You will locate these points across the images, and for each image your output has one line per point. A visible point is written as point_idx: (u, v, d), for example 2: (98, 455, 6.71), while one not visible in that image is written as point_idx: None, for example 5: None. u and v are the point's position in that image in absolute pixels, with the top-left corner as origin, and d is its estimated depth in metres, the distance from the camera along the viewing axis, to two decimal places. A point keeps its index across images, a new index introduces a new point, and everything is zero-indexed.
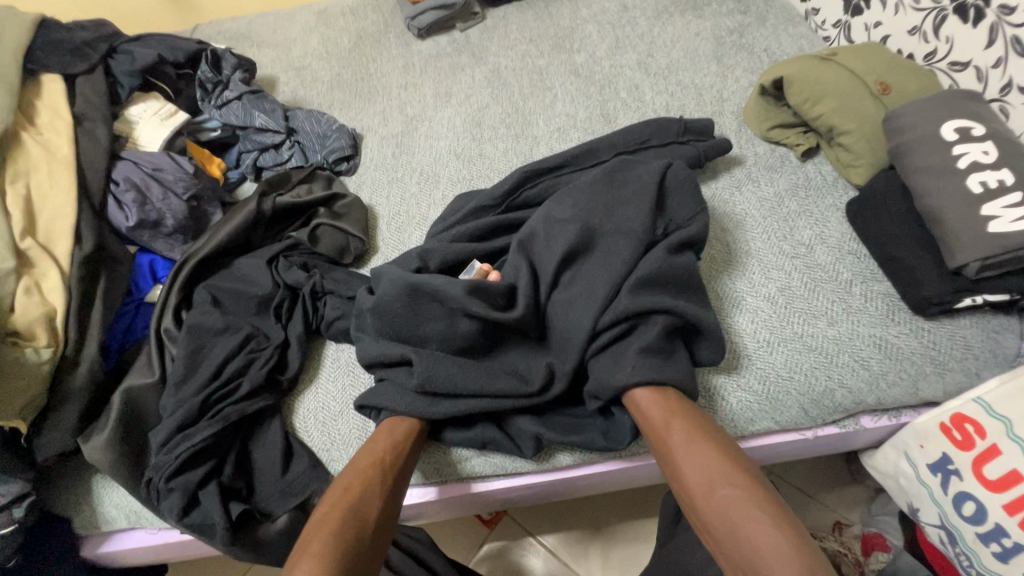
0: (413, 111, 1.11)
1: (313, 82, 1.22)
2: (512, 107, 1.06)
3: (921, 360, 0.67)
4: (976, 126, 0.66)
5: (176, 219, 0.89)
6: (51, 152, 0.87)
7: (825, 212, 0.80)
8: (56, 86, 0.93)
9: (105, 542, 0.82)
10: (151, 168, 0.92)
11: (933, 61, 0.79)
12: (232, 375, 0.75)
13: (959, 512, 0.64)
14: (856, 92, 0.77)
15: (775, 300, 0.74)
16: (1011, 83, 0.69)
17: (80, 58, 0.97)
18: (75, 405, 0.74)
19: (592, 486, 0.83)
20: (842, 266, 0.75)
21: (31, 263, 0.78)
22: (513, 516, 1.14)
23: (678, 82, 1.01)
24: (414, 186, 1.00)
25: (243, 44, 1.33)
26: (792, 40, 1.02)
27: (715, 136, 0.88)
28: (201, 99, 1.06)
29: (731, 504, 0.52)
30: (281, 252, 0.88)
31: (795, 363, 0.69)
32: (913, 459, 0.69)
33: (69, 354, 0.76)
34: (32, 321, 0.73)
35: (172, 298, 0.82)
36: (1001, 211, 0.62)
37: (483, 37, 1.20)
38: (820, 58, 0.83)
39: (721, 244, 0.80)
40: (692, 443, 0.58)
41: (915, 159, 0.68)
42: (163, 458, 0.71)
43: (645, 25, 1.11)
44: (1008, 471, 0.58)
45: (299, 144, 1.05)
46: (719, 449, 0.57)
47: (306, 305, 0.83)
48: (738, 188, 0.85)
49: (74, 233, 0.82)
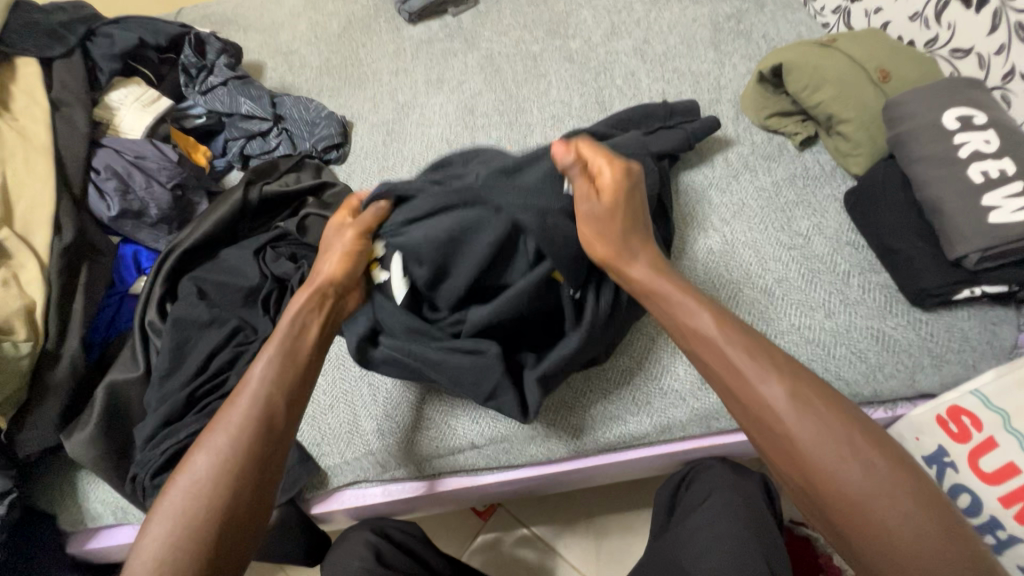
0: (405, 98, 1.08)
1: (301, 68, 1.18)
2: (506, 93, 1.04)
3: (918, 352, 0.67)
4: (977, 114, 0.65)
5: (159, 209, 0.87)
6: (27, 139, 0.84)
7: (823, 202, 0.79)
8: (32, 70, 0.89)
9: (91, 539, 0.80)
10: (133, 156, 0.89)
11: (935, 47, 0.78)
12: (219, 368, 0.73)
13: (953, 505, 0.62)
14: (856, 80, 0.76)
15: (772, 291, 0.73)
16: (1013, 70, 0.68)
17: (57, 41, 0.93)
18: (56, 400, 0.72)
19: (586, 479, 0.82)
20: (840, 257, 0.74)
21: (9, 254, 0.76)
22: (506, 508, 1.13)
23: (674, 69, 0.99)
24: (406, 174, 0.98)
25: (229, 28, 1.29)
26: (790, 26, 1.00)
27: (701, 117, 0.87)
28: (185, 85, 1.03)
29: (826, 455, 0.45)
30: (268, 243, 0.86)
31: (792, 356, 0.69)
32: (907, 452, 0.66)
33: (49, 348, 0.74)
34: (10, 314, 0.71)
35: (156, 290, 0.80)
36: (1001, 202, 0.61)
37: (476, 22, 1.17)
38: (819, 44, 0.81)
39: (716, 235, 0.79)
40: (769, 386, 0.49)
41: (915, 149, 0.67)
42: (148, 454, 0.69)
43: (641, 10, 1.09)
44: (1005, 463, 0.58)
45: (287, 132, 1.03)
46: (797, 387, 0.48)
47: (295, 296, 0.79)
48: (736, 177, 0.83)
49: (53, 223, 0.79)
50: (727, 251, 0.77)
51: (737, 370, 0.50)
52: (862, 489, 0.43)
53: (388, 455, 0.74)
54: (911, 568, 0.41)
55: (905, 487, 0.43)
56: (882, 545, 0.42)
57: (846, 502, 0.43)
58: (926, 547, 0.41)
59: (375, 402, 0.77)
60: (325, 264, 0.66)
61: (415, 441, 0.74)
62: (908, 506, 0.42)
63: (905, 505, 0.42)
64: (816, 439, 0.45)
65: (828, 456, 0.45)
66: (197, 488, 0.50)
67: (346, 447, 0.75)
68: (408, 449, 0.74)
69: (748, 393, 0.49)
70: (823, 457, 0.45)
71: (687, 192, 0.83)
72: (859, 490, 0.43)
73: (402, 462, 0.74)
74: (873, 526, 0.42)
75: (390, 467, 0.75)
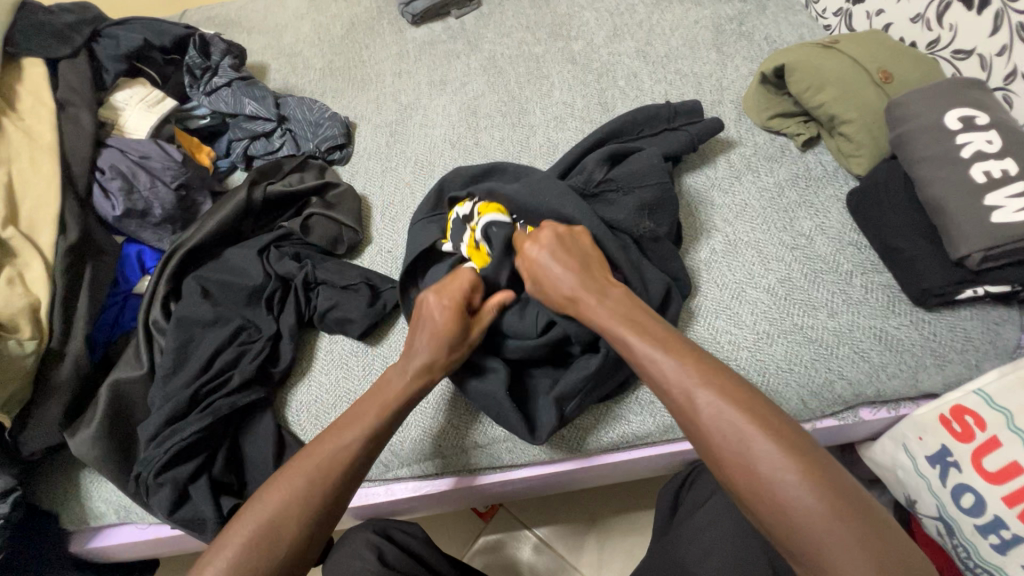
0: (408, 100, 1.09)
1: (305, 70, 1.19)
2: (508, 95, 1.04)
3: (921, 352, 0.67)
4: (980, 114, 0.65)
5: (164, 209, 0.87)
6: (33, 139, 0.84)
7: (826, 203, 0.79)
8: (39, 71, 0.90)
9: (94, 537, 0.81)
10: (138, 156, 0.90)
11: (937, 49, 0.78)
12: (223, 367, 0.74)
13: (957, 504, 0.63)
14: (858, 81, 0.76)
15: (775, 291, 0.73)
16: (1015, 70, 0.68)
17: (63, 41, 0.94)
18: (61, 399, 0.73)
19: (589, 479, 0.82)
20: (842, 257, 0.74)
21: (14, 253, 0.76)
22: (508, 509, 1.13)
23: (676, 71, 0.99)
24: (409, 175, 0.98)
25: (233, 30, 1.30)
26: (792, 28, 1.01)
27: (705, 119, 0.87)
28: (190, 86, 1.04)
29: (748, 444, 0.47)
30: (272, 243, 0.86)
31: (795, 355, 0.69)
32: (912, 451, 0.68)
33: (54, 346, 0.74)
34: (15, 313, 0.71)
35: (160, 289, 0.80)
36: (1004, 201, 0.61)
37: (478, 24, 1.17)
38: (821, 46, 0.82)
39: (719, 235, 0.79)
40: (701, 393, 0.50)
41: (917, 149, 0.67)
42: (152, 452, 0.69)
43: (644, 12, 1.09)
44: (1008, 463, 0.58)
45: (291, 132, 1.03)
46: (726, 389, 0.50)
47: (299, 296, 0.81)
48: (738, 178, 0.84)
49: (58, 222, 0.80)
50: (729, 251, 0.77)
51: (654, 359, 0.54)
52: (763, 460, 0.46)
53: (392, 454, 0.74)
54: (805, 527, 0.44)
55: (798, 453, 0.46)
56: (780, 507, 0.45)
57: (749, 472, 0.46)
58: (814, 508, 0.44)
59: None
60: (420, 344, 0.64)
61: (420, 442, 0.74)
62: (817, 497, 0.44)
63: (796, 471, 0.45)
64: (724, 416, 0.49)
65: (732, 433, 0.48)
66: (277, 519, 0.52)
67: None
68: (413, 449, 0.74)
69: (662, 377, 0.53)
70: (734, 449, 0.48)
71: (689, 192, 0.83)
72: (762, 459, 0.46)
73: (406, 461, 0.74)
74: (775, 492, 0.45)
75: (394, 466, 0.75)
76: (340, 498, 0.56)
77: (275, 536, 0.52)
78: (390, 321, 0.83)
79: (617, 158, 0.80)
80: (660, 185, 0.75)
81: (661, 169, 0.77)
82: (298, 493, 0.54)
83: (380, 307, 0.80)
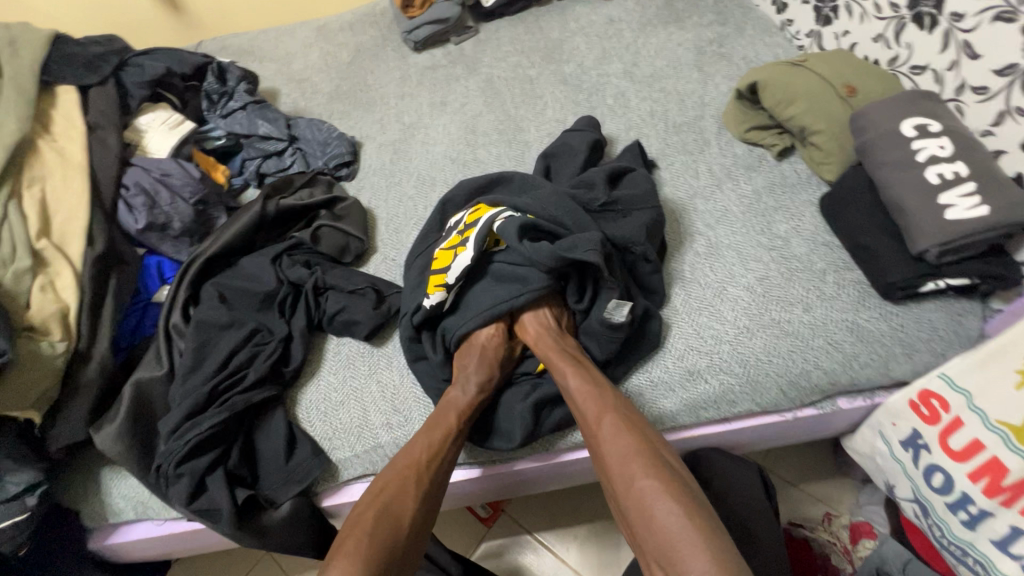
0: (410, 120, 1.16)
1: (314, 94, 1.27)
2: (505, 114, 1.11)
3: (890, 342, 0.72)
4: (932, 122, 0.71)
5: (183, 222, 0.94)
6: (65, 159, 0.91)
7: (800, 207, 0.85)
8: (71, 97, 0.97)
9: (111, 534, 0.84)
10: (159, 174, 0.96)
11: (896, 65, 0.85)
12: (238, 366, 0.79)
13: (929, 484, 0.68)
14: (825, 96, 0.82)
15: (753, 289, 0.78)
16: (964, 83, 0.74)
17: (93, 71, 1.01)
18: (86, 397, 0.77)
19: (584, 473, 0.86)
20: (816, 256, 0.79)
21: (46, 262, 0.82)
22: (510, 513, 1.16)
23: (661, 89, 1.06)
24: (412, 189, 1.05)
25: (246, 59, 1.39)
26: (768, 49, 1.08)
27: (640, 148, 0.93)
28: (207, 110, 1.13)
29: (646, 490, 0.58)
30: (284, 252, 0.92)
31: (773, 348, 0.74)
32: (888, 438, 0.73)
33: (81, 348, 0.79)
34: (47, 317, 0.77)
35: (179, 295, 0.86)
36: (956, 200, 0.66)
37: (476, 49, 1.26)
38: (791, 64, 0.89)
39: (701, 239, 0.85)
40: (611, 435, 0.63)
41: (878, 155, 0.73)
42: (172, 445, 0.74)
43: (630, 36, 1.17)
44: (971, 441, 0.62)
45: (301, 151, 1.11)
46: (637, 436, 0.63)
47: (308, 302, 0.87)
48: (718, 186, 0.90)
49: (86, 234, 0.85)
50: (711, 251, 0.83)
51: (578, 398, 0.68)
52: (645, 494, 0.58)
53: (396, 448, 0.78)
54: (667, 535, 0.55)
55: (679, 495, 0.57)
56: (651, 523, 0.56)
57: (618, 477, 0.61)
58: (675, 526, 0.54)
59: (384, 397, 0.82)
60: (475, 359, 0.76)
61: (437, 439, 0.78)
62: (674, 516, 0.55)
63: (657, 484, 0.58)
64: (621, 431, 0.63)
65: (626, 466, 0.60)
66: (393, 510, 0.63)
67: (357, 441, 0.79)
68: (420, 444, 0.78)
69: (580, 408, 0.68)
70: (627, 477, 0.60)
71: (672, 202, 0.90)
72: (640, 491, 0.58)
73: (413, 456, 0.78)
74: (642, 500, 0.58)
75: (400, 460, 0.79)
76: (438, 489, 0.67)
77: (388, 528, 0.61)
78: (395, 322, 0.88)
79: (614, 178, 0.87)
80: (656, 210, 0.82)
81: (654, 194, 0.85)
82: (396, 499, 0.64)
83: (385, 309, 0.86)
